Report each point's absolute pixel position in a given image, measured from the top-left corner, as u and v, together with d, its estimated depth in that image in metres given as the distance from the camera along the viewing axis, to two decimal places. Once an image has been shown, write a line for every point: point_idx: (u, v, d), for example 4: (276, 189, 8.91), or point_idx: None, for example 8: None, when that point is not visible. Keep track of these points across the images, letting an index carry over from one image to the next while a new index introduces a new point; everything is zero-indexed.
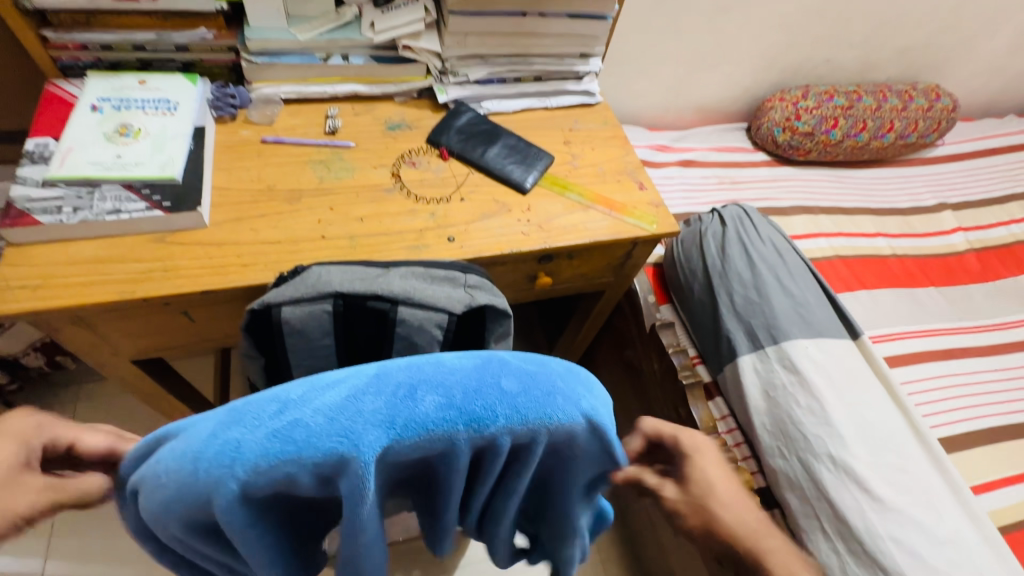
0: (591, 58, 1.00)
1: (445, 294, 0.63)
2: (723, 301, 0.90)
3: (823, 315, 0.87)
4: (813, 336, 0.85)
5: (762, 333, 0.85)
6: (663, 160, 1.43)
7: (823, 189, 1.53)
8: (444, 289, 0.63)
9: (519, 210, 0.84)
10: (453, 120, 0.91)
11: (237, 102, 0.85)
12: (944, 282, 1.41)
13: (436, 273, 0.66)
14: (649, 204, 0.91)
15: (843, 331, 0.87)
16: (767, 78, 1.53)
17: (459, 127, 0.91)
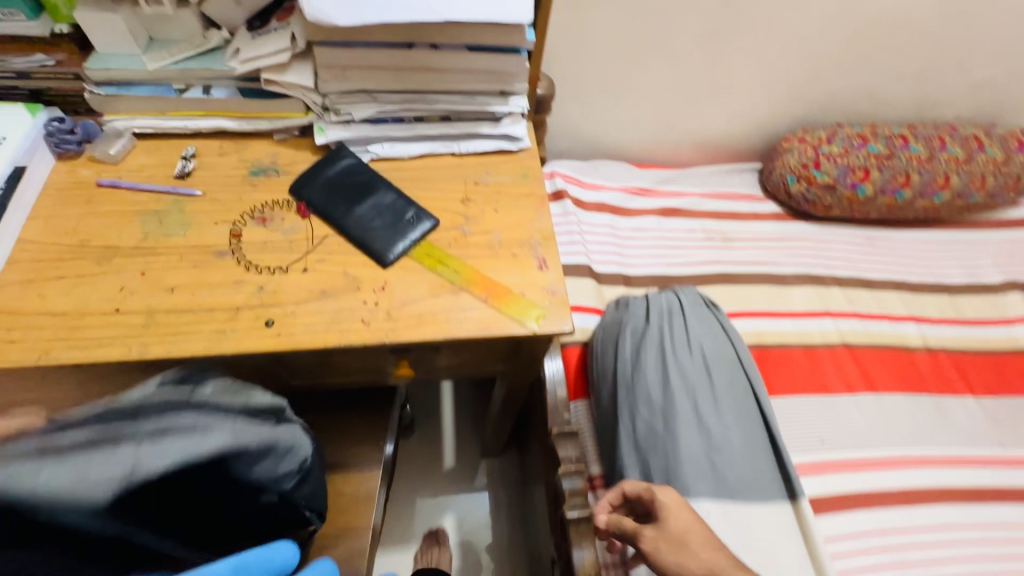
0: (513, 96, 0.82)
1: (75, 471, 0.42)
2: (625, 426, 0.76)
3: (744, 465, 0.73)
4: (721, 496, 0.71)
5: (659, 479, 0.71)
6: (641, 207, 1.21)
7: (846, 253, 1.24)
8: (87, 474, 0.42)
9: (370, 290, 0.69)
10: (324, 170, 0.77)
11: (81, 137, 0.75)
12: (990, 391, 1.10)
13: (75, 441, 0.43)
14: (541, 289, 0.72)
15: (767, 490, 0.72)
16: (787, 112, 1.26)
17: (327, 178, 0.77)
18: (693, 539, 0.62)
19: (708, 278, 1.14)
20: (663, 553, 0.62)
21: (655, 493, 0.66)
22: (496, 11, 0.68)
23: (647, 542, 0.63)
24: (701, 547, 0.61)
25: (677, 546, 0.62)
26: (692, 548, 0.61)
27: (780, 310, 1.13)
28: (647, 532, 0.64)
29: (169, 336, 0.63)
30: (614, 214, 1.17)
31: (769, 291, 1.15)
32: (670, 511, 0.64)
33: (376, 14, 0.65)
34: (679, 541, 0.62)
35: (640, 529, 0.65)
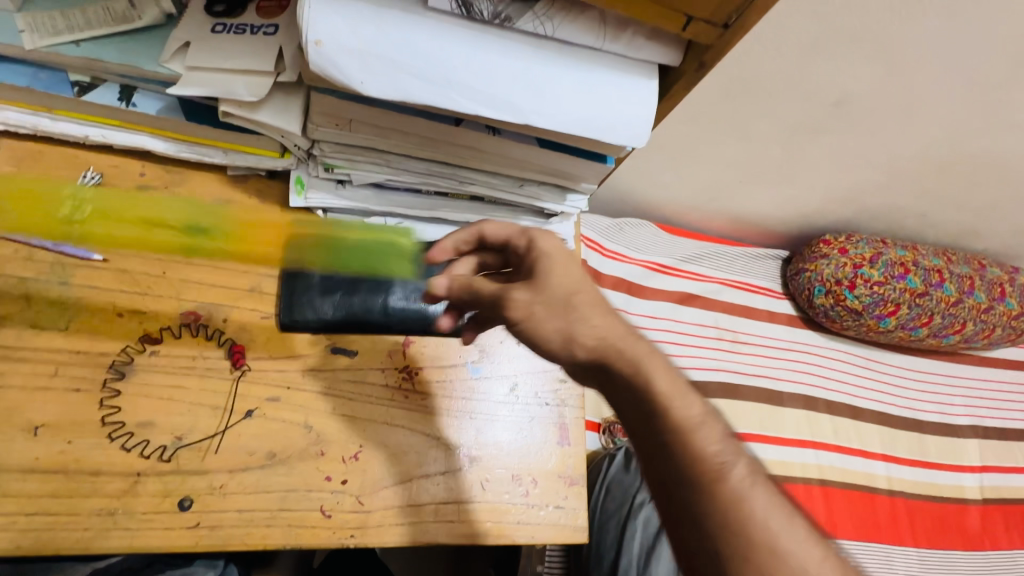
0: (571, 194, 0.61)
1: None
2: None
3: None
4: None
5: None
6: (657, 288, 1.06)
7: (844, 374, 1.17)
8: None
9: (338, 458, 0.51)
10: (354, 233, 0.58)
11: None
12: (929, 543, 1.13)
13: None
14: (557, 477, 0.56)
15: None
16: (838, 213, 1.11)
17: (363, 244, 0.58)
18: (582, 301, 0.43)
19: (708, 388, 1.03)
20: (538, 320, 0.43)
21: (535, 239, 0.47)
22: (601, 119, 0.45)
23: (518, 309, 0.43)
24: (594, 312, 0.43)
25: (563, 310, 0.43)
26: (581, 313, 0.43)
27: (770, 434, 1.06)
28: (521, 295, 0.43)
29: (25, 518, 0.42)
30: (629, 294, 1.03)
31: (765, 411, 1.07)
32: (556, 267, 0.44)
33: (425, 91, 0.41)
34: (564, 306, 0.43)
35: (508, 292, 0.44)
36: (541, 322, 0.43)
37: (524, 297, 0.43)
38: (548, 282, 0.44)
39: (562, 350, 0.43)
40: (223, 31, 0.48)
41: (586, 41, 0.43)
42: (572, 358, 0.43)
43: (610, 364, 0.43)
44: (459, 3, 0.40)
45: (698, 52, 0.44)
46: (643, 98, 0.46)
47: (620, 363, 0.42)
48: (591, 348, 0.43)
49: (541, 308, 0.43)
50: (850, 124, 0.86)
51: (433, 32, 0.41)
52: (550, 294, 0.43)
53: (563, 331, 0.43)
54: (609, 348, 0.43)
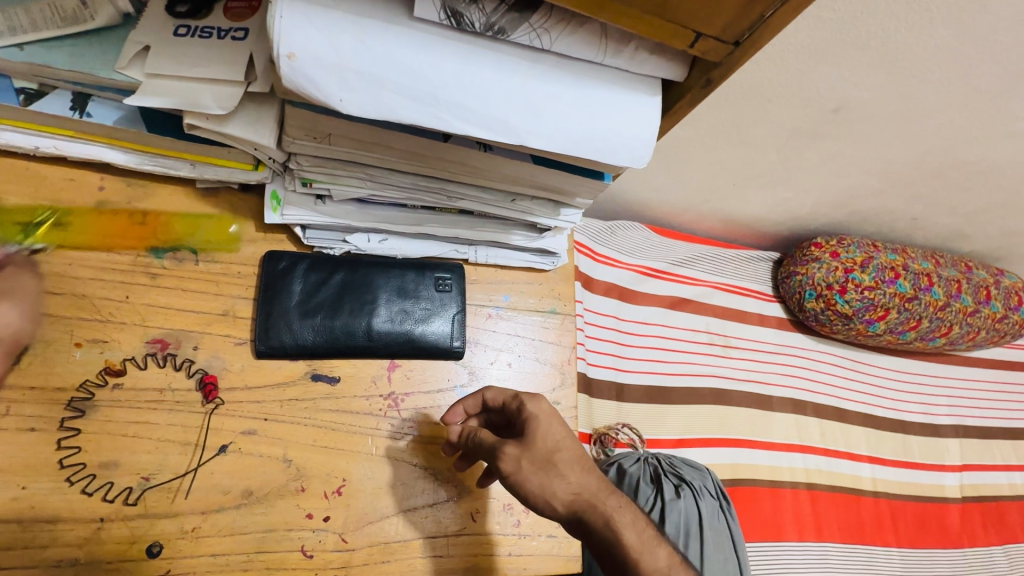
0: (565, 208, 0.58)
1: None
2: None
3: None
4: None
5: None
6: (649, 293, 1.04)
7: (832, 377, 1.18)
8: None
9: (320, 493, 0.48)
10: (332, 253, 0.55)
11: None
12: (910, 542, 1.15)
13: None
14: None
15: None
16: (830, 216, 1.10)
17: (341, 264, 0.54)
18: (563, 459, 0.46)
19: (699, 394, 1.02)
20: (523, 476, 0.45)
21: (523, 402, 0.49)
22: (599, 139, 0.42)
23: (508, 463, 0.45)
24: (572, 469, 0.47)
25: (545, 466, 0.46)
26: (560, 471, 0.46)
27: (760, 439, 1.05)
28: (511, 448, 0.46)
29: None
30: (621, 299, 1.01)
31: (754, 415, 1.07)
32: (540, 425, 0.48)
33: (411, 109, 0.38)
34: (547, 463, 0.46)
35: (501, 443, 0.46)
36: (525, 478, 0.45)
37: (513, 450, 0.46)
38: (537, 438, 0.47)
39: (542, 503, 0.46)
40: (186, 34, 0.44)
41: (585, 54, 0.40)
42: (551, 510, 0.46)
43: (584, 518, 0.46)
44: (447, 13, 0.36)
45: (704, 68, 0.41)
46: (645, 116, 0.43)
47: (597, 519, 0.46)
48: (567, 502, 0.46)
49: (528, 463, 0.45)
50: (847, 130, 0.84)
51: (419, 44, 0.37)
52: (536, 450, 0.46)
53: (543, 488, 0.45)
54: (589, 505, 0.46)
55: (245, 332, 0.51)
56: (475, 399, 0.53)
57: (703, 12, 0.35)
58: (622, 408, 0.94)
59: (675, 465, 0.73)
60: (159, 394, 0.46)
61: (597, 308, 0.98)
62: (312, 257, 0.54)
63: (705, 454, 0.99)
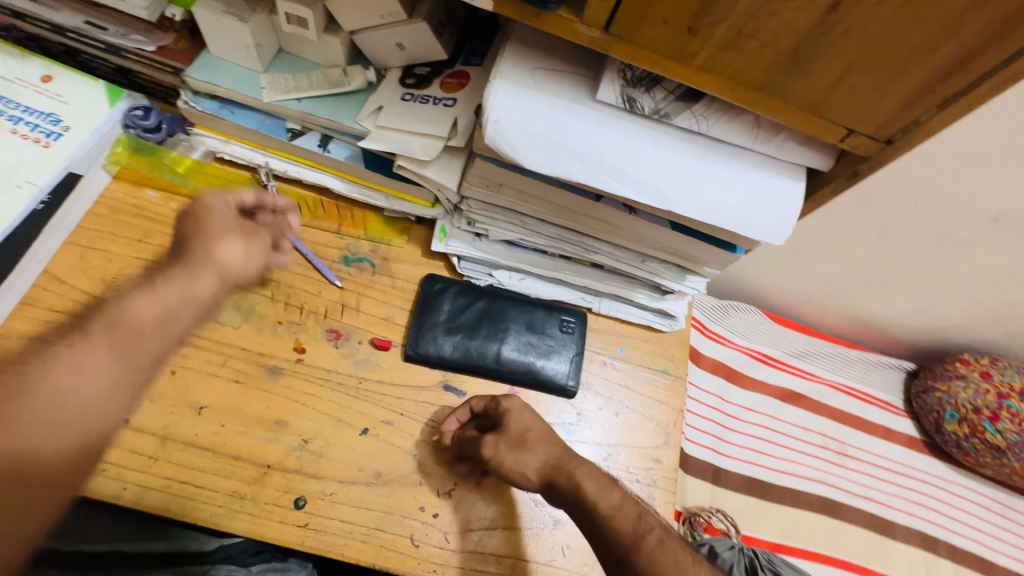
0: (690, 275, 0.62)
1: None
2: None
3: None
4: None
5: None
6: (759, 379, 1.00)
7: (974, 518, 1.01)
8: None
9: (434, 491, 0.54)
10: (478, 286, 0.63)
11: (154, 132, 0.60)
12: None
13: None
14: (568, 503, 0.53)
15: None
16: (981, 331, 1.00)
17: (483, 297, 0.62)
18: (533, 435, 0.52)
19: (806, 499, 0.94)
20: (500, 457, 0.51)
21: (500, 399, 0.54)
22: (741, 214, 0.47)
23: (486, 449, 0.51)
24: (540, 443, 0.52)
25: (517, 445, 0.51)
26: (529, 445, 0.51)
27: (875, 569, 0.93)
28: (489, 436, 0.51)
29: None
30: (728, 380, 0.99)
31: (872, 539, 0.95)
32: (514, 413, 0.53)
33: (580, 169, 0.45)
34: (517, 441, 0.51)
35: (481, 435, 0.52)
36: (502, 460, 0.51)
37: (491, 437, 0.51)
38: (509, 421, 0.53)
39: (519, 477, 0.51)
40: (410, 100, 0.57)
41: (737, 140, 0.46)
42: (529, 482, 0.51)
43: (554, 481, 0.50)
44: (624, 98, 0.44)
45: (852, 161, 0.45)
46: (787, 198, 0.47)
47: (563, 479, 0.50)
48: (538, 470, 0.51)
49: (502, 444, 0.51)
50: (1006, 241, 0.79)
51: (596, 120, 0.45)
52: (508, 432, 0.52)
53: (515, 464, 0.51)
54: (555, 468, 0.51)
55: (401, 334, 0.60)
56: (463, 408, 0.56)
57: (857, 112, 0.39)
58: (717, 494, 0.90)
59: (773, 562, 0.68)
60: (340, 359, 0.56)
61: (702, 383, 0.97)
62: (462, 284, 0.63)
63: (806, 568, 0.90)
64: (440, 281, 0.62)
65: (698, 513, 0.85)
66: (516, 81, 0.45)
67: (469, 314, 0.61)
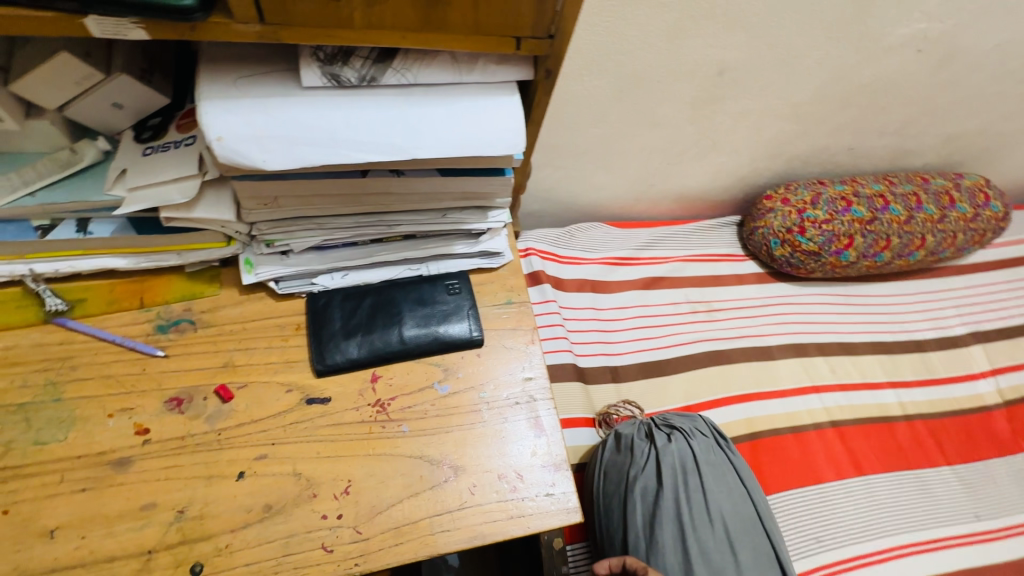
0: (491, 211, 0.68)
1: None
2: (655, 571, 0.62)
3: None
4: None
5: None
6: (621, 280, 1.11)
7: (825, 315, 1.20)
8: None
9: (330, 496, 0.55)
10: (365, 283, 0.67)
11: None
12: (963, 456, 1.11)
13: None
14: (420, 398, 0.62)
15: None
16: (768, 168, 1.17)
17: (372, 285, 0.67)
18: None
19: (694, 360, 1.06)
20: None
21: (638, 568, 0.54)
22: (479, 136, 0.51)
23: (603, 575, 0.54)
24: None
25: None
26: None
27: (768, 389, 1.07)
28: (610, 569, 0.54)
29: None
30: (595, 291, 1.08)
31: (756, 368, 1.09)
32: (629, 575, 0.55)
33: (319, 153, 0.48)
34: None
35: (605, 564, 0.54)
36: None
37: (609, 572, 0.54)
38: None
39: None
40: (152, 153, 0.56)
41: (447, 78, 0.51)
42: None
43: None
44: (328, 76, 0.48)
45: (541, 62, 0.52)
46: (508, 109, 0.53)
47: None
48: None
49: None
50: (741, 86, 0.93)
51: (314, 103, 0.49)
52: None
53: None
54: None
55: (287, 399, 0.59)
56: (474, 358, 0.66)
57: (511, 23, 0.45)
58: (621, 388, 0.99)
59: (665, 416, 0.75)
60: (184, 431, 0.55)
61: (573, 304, 1.05)
62: (344, 291, 0.66)
63: (713, 414, 1.02)
64: (304, 291, 0.65)
65: (611, 411, 0.92)
66: (221, 96, 0.47)
67: (360, 309, 0.65)
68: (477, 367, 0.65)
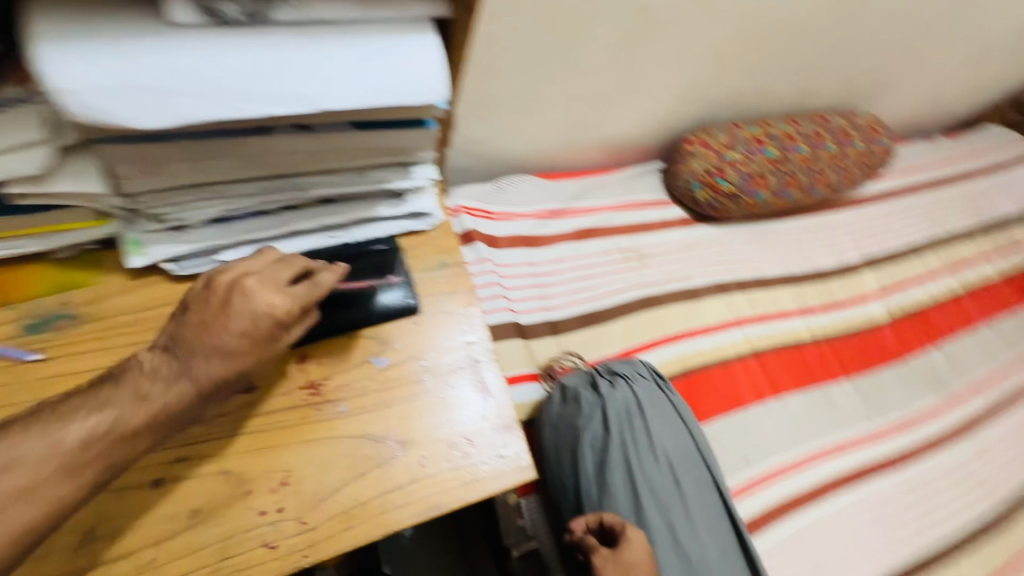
0: (415, 167, 0.63)
1: None
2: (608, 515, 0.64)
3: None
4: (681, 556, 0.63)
5: None
6: (555, 233, 1.10)
7: (744, 253, 1.27)
8: None
9: (267, 490, 0.51)
10: None
11: None
12: (860, 368, 1.25)
13: None
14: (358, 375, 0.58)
15: (721, 535, 0.66)
16: (688, 112, 1.19)
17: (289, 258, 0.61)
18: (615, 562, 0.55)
19: (629, 306, 1.09)
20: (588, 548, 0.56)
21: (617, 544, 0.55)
22: (394, 86, 0.46)
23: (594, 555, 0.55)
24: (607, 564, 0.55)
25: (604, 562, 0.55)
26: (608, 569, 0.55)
27: (696, 327, 1.13)
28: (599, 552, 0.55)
29: None
30: (529, 247, 1.06)
31: (685, 308, 1.14)
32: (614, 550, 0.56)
33: (204, 105, 0.40)
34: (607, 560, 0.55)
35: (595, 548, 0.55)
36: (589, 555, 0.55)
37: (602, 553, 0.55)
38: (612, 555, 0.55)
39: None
40: None
41: (351, 14, 0.45)
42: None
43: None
44: (203, 11, 0.40)
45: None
46: (426, 53, 0.47)
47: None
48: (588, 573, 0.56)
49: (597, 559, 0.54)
50: (662, 25, 0.92)
51: (190, 46, 0.41)
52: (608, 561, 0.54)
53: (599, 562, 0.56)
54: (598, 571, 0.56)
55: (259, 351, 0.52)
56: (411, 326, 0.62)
57: None
58: (561, 341, 0.99)
59: (607, 364, 0.77)
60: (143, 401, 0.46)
61: (508, 261, 1.03)
62: None
63: (650, 357, 1.06)
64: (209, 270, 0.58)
65: (554, 364, 0.93)
66: (66, 39, 0.38)
67: None
68: (415, 336, 0.62)
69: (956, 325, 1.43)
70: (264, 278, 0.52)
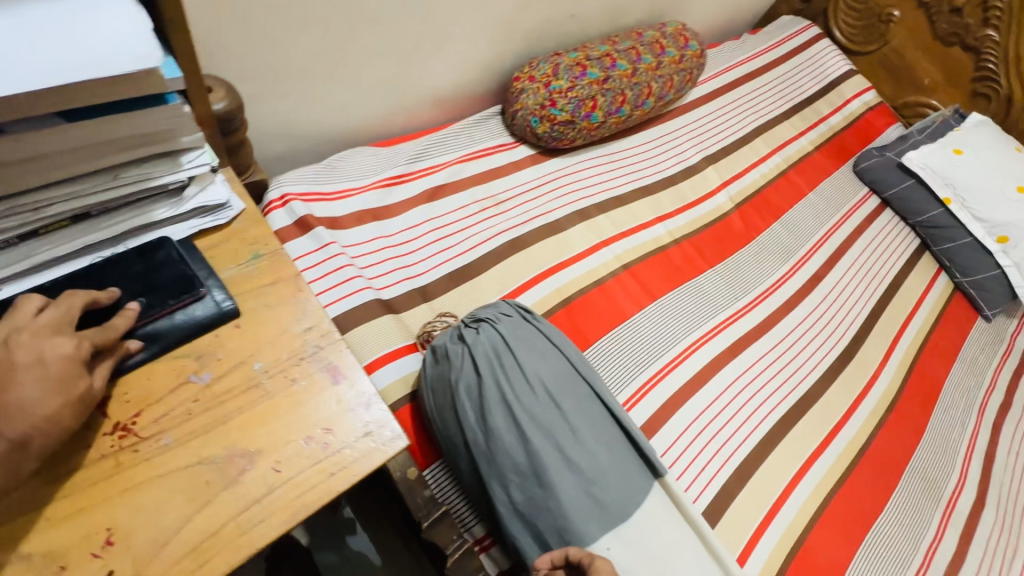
0: (182, 155, 0.55)
1: None
2: (498, 454, 0.64)
3: (623, 489, 0.65)
4: (576, 469, 0.64)
5: (530, 501, 0.63)
6: (404, 199, 1.05)
7: (596, 177, 1.32)
8: None
9: (87, 555, 0.44)
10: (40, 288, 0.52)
11: None
12: (719, 256, 1.37)
13: None
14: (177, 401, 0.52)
15: (611, 436, 0.68)
16: (507, 48, 1.20)
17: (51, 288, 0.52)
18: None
19: (496, 254, 1.08)
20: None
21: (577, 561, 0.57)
22: (83, 59, 0.42)
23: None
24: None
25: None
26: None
27: (566, 257, 1.16)
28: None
29: None
30: (379, 219, 1.01)
31: (552, 242, 1.16)
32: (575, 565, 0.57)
33: None
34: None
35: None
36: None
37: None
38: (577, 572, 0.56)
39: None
40: None
41: None
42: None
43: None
44: None
45: None
46: (124, 25, 0.45)
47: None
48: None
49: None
50: None
51: None
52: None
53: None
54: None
55: (65, 394, 0.44)
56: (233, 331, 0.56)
57: None
58: (435, 305, 0.96)
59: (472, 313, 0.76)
60: None
61: (359, 238, 0.97)
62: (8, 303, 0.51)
63: (529, 298, 1.06)
64: None
65: (429, 330, 0.90)
66: None
67: None
68: (240, 339, 0.56)
69: (790, 198, 1.60)
70: (41, 328, 0.46)
